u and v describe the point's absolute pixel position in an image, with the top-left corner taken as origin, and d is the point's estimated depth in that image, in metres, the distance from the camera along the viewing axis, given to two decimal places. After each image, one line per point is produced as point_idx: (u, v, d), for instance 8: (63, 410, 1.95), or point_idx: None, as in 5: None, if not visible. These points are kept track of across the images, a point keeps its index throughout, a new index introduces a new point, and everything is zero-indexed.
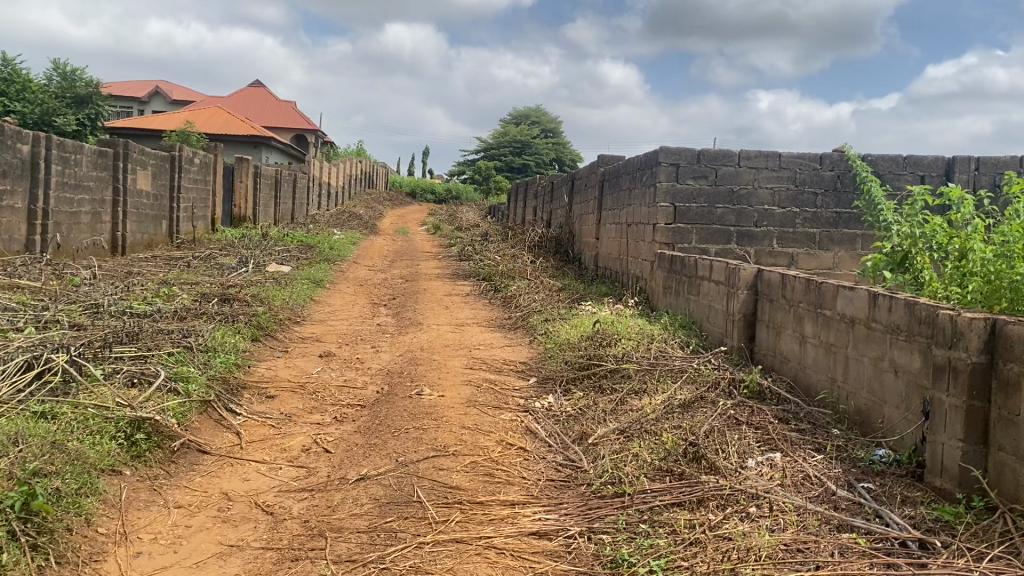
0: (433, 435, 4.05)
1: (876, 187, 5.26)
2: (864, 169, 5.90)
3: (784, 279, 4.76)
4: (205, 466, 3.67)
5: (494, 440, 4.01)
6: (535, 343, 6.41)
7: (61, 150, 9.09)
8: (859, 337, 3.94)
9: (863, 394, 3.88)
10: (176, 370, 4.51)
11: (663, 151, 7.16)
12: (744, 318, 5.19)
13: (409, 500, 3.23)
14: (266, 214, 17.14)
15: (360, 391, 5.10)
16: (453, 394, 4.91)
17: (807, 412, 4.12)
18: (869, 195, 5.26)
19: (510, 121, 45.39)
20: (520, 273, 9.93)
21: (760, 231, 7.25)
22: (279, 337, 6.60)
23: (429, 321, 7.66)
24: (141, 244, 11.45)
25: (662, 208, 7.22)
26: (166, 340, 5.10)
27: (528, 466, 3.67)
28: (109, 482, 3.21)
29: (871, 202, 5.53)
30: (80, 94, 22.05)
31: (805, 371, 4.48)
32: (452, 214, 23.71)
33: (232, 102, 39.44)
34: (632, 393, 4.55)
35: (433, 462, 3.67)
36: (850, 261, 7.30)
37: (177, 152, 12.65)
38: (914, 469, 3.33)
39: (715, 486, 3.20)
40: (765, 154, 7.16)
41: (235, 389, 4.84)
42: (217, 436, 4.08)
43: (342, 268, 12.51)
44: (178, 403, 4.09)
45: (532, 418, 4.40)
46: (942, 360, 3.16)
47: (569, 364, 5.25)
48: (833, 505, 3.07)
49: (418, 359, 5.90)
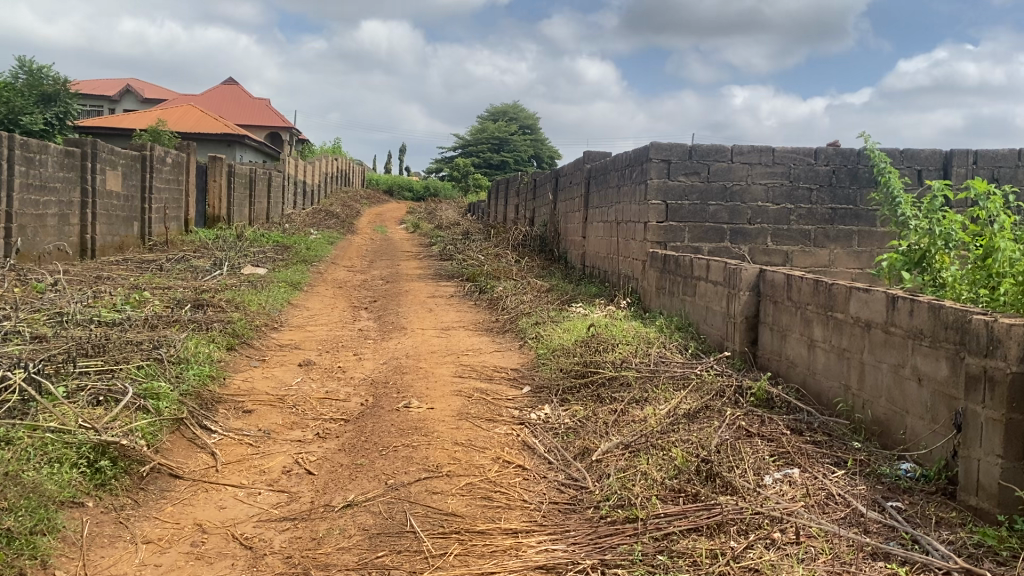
0: (424, 454, 3.76)
1: (894, 179, 5.07)
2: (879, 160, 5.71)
3: (789, 280, 4.52)
4: (178, 492, 3.36)
5: (490, 458, 3.74)
6: (526, 348, 6.14)
7: (24, 149, 8.70)
8: (876, 343, 3.71)
9: (882, 403, 3.65)
10: (146, 386, 4.19)
11: (653, 147, 6.91)
12: (746, 320, 4.95)
13: (402, 530, 2.96)
14: (241, 214, 16.74)
15: (344, 404, 4.81)
16: (443, 406, 4.63)
17: (820, 421, 3.88)
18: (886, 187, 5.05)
19: (488, 118, 45.09)
20: (505, 274, 9.66)
21: (754, 229, 7.02)
22: (256, 345, 6.27)
23: (413, 326, 7.37)
24: (111, 246, 11.06)
25: (653, 205, 6.95)
26: (135, 352, 4.78)
27: (529, 487, 3.41)
28: (69, 517, 2.91)
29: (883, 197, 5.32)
30: (47, 92, 21.55)
31: (815, 378, 4.24)
32: (431, 213, 23.41)
33: (205, 100, 38.86)
34: (633, 403, 4.30)
35: (426, 485, 3.39)
36: (847, 259, 7.10)
37: (148, 151, 12.24)
38: (945, 486, 3.10)
39: (734, 509, 2.95)
40: (758, 149, 6.94)
41: (208, 404, 4.53)
42: (190, 457, 3.78)
43: (320, 269, 12.17)
44: (147, 423, 3.78)
45: (528, 432, 4.13)
46: (976, 370, 2.93)
47: (564, 371, 4.99)
48: (863, 529, 2.84)
49: (404, 367, 5.61)
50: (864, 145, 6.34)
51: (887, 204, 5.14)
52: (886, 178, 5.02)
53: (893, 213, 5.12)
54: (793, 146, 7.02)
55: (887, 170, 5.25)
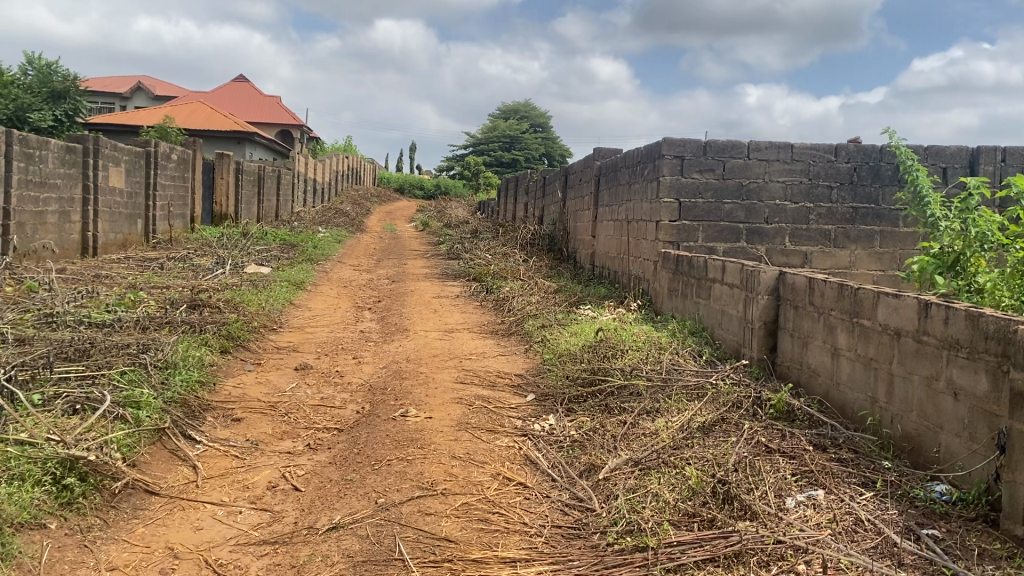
0: (418, 469, 3.51)
1: (922, 176, 4.79)
2: (908, 155, 5.42)
3: (811, 284, 4.24)
4: (152, 511, 3.12)
5: (489, 474, 3.49)
6: (531, 352, 5.89)
7: (23, 144, 8.51)
8: (906, 352, 3.44)
9: (913, 417, 3.38)
10: (127, 394, 3.96)
11: (666, 143, 6.61)
12: (764, 326, 4.68)
13: (390, 558, 2.71)
14: (248, 211, 16.55)
15: (338, 411, 4.57)
16: (442, 415, 4.37)
17: (846, 436, 3.60)
18: (914, 185, 4.77)
19: (499, 117, 44.81)
20: (512, 273, 9.42)
21: (771, 229, 6.75)
22: (252, 348, 6.04)
23: (416, 327, 7.12)
24: (114, 243, 10.86)
25: (665, 204, 6.68)
26: (120, 356, 4.55)
27: (530, 508, 3.16)
28: (27, 542, 2.67)
29: (911, 195, 5.04)
30: (57, 89, 21.40)
31: (838, 389, 3.97)
32: (441, 211, 23.17)
33: (216, 97, 38.79)
34: (644, 414, 4.03)
35: (419, 505, 3.14)
36: (868, 260, 6.82)
37: (153, 147, 12.05)
38: (986, 511, 2.82)
39: (754, 537, 2.68)
40: (776, 145, 6.66)
41: (194, 412, 4.30)
42: (170, 471, 3.54)
43: (326, 268, 11.95)
44: (124, 435, 3.54)
45: (531, 445, 3.88)
46: (1021, 386, 2.65)
47: (570, 378, 4.73)
48: (897, 562, 2.56)
49: (404, 372, 5.37)
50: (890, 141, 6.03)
51: (914, 203, 4.86)
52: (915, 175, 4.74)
53: (921, 214, 4.84)
54: (812, 142, 6.73)
55: (915, 167, 4.97)
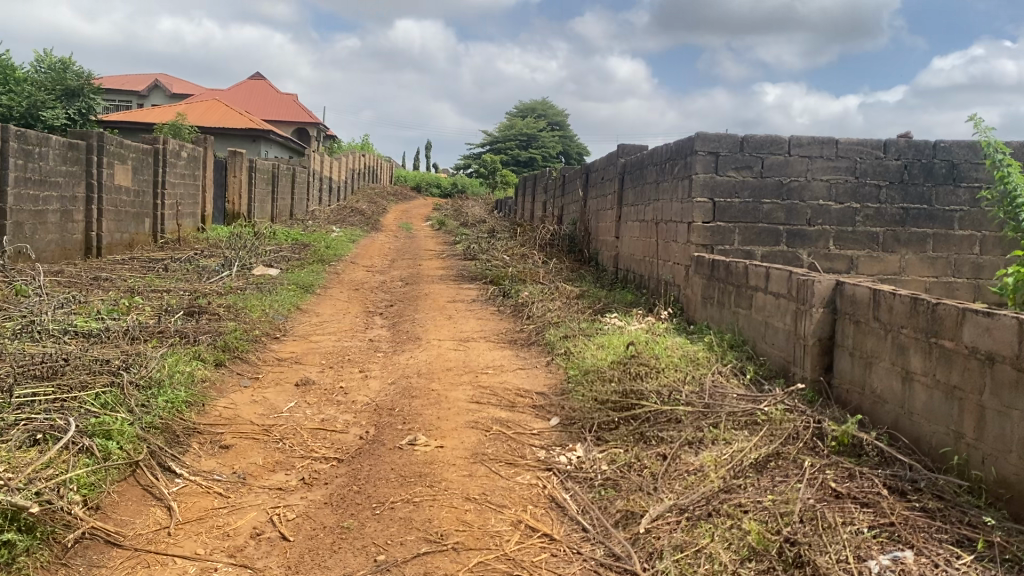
0: (426, 516, 3.01)
1: (1015, 174, 4.56)
2: (1002, 149, 4.83)
3: (875, 297, 3.72)
4: (110, 569, 2.64)
5: (508, 521, 3.00)
6: (553, 367, 5.37)
7: (20, 141, 8.09)
8: (1002, 382, 2.89)
9: (1011, 459, 2.83)
10: (97, 421, 3.48)
11: (699, 138, 6.09)
12: (819, 343, 4.15)
13: None
14: (260, 209, 16.13)
15: (339, 437, 4.08)
16: (454, 443, 3.88)
17: (927, 479, 3.06)
18: (1004, 181, 4.59)
19: (517, 115, 44.22)
20: (532, 277, 8.90)
21: (815, 231, 6.19)
22: (251, 359, 5.57)
23: (429, 336, 6.63)
24: (120, 244, 10.45)
25: (698, 204, 6.14)
26: (99, 375, 4.07)
27: (558, 569, 2.67)
28: None
29: (1001, 193, 4.81)
30: (70, 86, 21.02)
31: (912, 419, 3.43)
32: (458, 210, 22.62)
33: (233, 95, 38.54)
34: (686, 447, 3.52)
35: (425, 565, 2.65)
36: (920, 265, 6.24)
37: (162, 144, 11.64)
38: None
39: None
40: (820, 140, 6.11)
41: (177, 439, 3.82)
42: (140, 514, 3.06)
43: (338, 269, 11.49)
44: (86, 473, 3.06)
45: (556, 483, 3.38)
46: None
47: (599, 400, 4.21)
48: None
49: (414, 390, 4.87)
50: (979, 133, 5.26)
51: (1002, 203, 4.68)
52: (1004, 175, 4.54)
53: (1011, 215, 4.68)
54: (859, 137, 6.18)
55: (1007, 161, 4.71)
